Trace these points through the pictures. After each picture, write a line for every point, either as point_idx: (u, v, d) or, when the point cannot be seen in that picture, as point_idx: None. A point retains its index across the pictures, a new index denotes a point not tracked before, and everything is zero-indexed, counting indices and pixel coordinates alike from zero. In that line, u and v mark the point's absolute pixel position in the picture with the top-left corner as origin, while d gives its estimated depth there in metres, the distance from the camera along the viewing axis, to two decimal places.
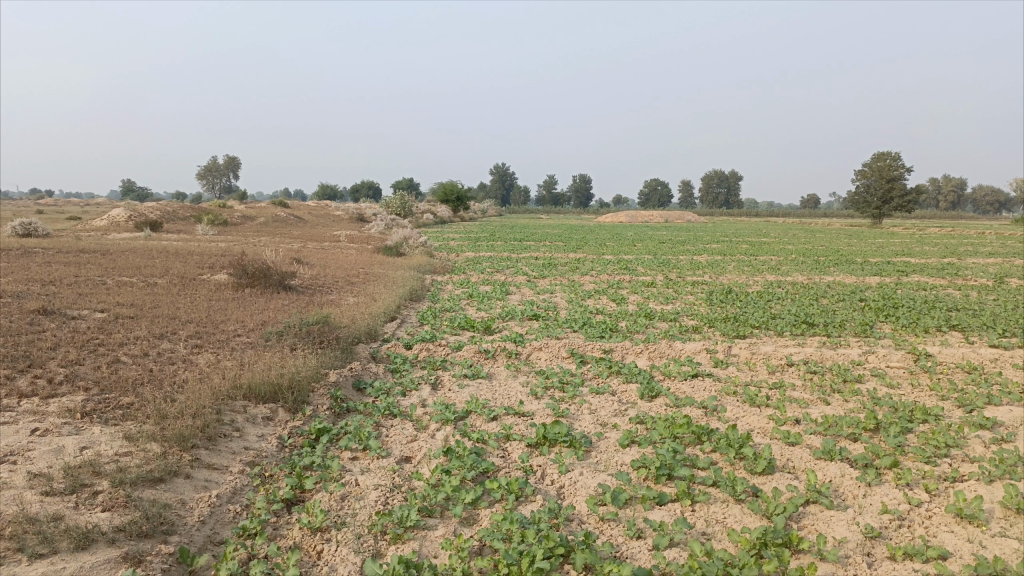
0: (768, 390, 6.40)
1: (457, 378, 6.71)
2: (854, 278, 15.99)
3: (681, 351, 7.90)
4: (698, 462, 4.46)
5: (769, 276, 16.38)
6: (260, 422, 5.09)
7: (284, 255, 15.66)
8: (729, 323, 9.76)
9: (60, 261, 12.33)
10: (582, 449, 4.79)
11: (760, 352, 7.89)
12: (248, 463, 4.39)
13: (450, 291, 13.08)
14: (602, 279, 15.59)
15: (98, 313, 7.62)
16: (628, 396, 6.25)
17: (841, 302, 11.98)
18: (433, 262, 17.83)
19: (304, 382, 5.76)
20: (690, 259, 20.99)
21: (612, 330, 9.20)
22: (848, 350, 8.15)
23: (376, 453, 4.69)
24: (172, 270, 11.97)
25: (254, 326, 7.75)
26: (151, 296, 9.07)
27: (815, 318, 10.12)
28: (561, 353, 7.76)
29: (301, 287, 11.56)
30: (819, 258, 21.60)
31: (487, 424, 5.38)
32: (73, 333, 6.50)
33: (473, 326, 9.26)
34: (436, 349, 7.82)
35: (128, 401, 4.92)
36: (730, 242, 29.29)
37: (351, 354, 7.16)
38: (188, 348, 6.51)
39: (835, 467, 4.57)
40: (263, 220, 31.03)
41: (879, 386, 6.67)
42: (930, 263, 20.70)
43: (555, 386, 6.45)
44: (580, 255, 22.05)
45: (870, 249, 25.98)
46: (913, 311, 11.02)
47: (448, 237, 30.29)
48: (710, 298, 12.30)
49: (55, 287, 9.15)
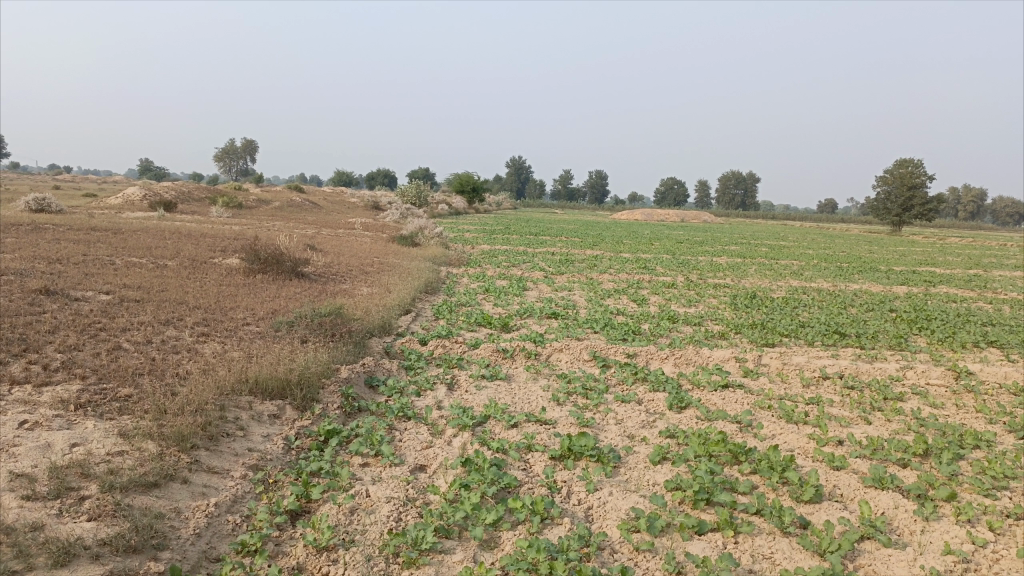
0: (805, 406, 6.03)
1: (474, 380, 6.36)
2: (880, 287, 15.56)
3: (709, 358, 7.53)
4: (738, 486, 4.11)
5: (793, 281, 15.95)
6: (265, 421, 4.76)
7: (298, 241, 15.40)
8: (757, 330, 9.36)
9: (71, 239, 12.07)
10: (610, 465, 4.43)
11: (793, 362, 7.51)
12: (251, 467, 4.06)
13: (465, 285, 12.74)
14: (621, 278, 15.21)
15: (103, 295, 7.33)
16: (655, 406, 5.88)
17: (870, 312, 11.55)
18: (450, 254, 17.49)
19: (314, 379, 5.42)
20: (710, 260, 20.54)
21: (635, 333, 8.81)
22: (885, 365, 7.75)
23: (389, 461, 4.36)
24: (184, 252, 11.70)
25: (263, 315, 7.42)
26: (160, 279, 8.77)
27: (847, 328, 9.70)
28: (582, 355, 7.39)
29: (314, 275, 11.26)
30: (840, 265, 21.10)
31: (506, 432, 5.03)
32: (75, 316, 6.19)
33: (490, 323, 8.91)
34: (453, 346, 7.47)
35: (126, 393, 4.60)
36: (748, 244, 28.79)
37: (364, 349, 6.81)
38: (193, 337, 6.18)
39: (886, 496, 4.22)
40: (278, 205, 30.81)
41: (922, 406, 6.28)
42: (956, 274, 20.14)
43: (579, 392, 6.09)
44: (596, 252, 21.67)
45: (892, 257, 25.38)
46: (947, 325, 10.56)
47: (464, 228, 29.92)
48: (733, 302, 11.90)
49: (61, 266, 8.86)
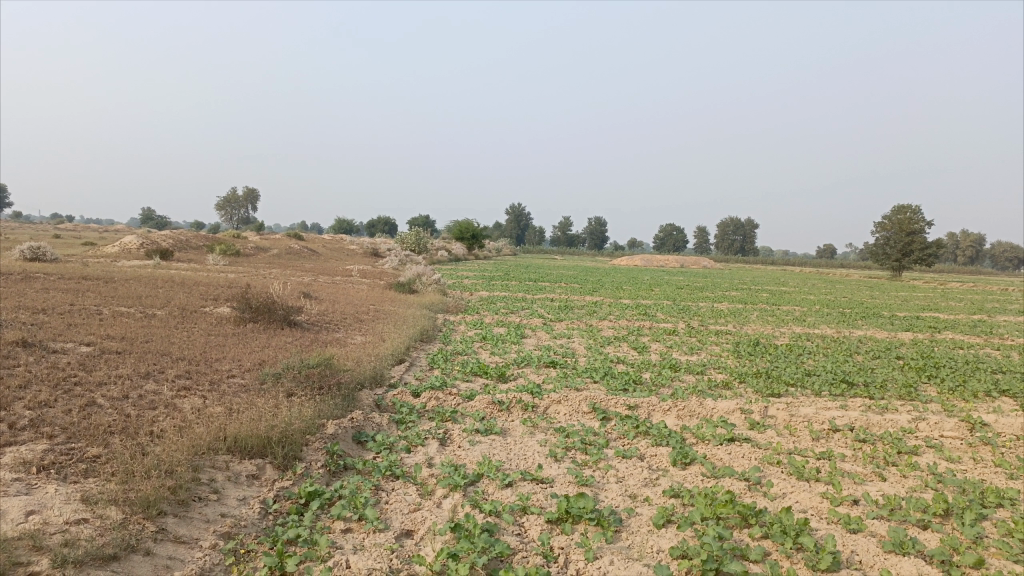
0: (816, 462, 5.73)
1: (467, 434, 6.06)
2: (884, 333, 15.29)
3: (713, 410, 7.23)
4: (749, 553, 3.81)
5: (796, 327, 15.68)
6: (243, 482, 4.47)
7: (293, 289, 15.18)
8: (761, 380, 9.07)
9: (60, 288, 11.83)
10: (610, 529, 4.13)
11: (800, 414, 7.21)
12: (223, 535, 3.76)
13: (462, 333, 12.47)
14: (621, 325, 14.95)
15: (83, 347, 7.06)
16: (658, 462, 5.58)
17: (877, 360, 11.27)
18: (447, 301, 17.25)
19: (296, 436, 5.13)
20: (711, 307, 20.30)
21: (635, 383, 8.52)
22: (896, 417, 7.45)
23: (374, 526, 4.05)
24: (174, 301, 11.46)
25: (250, 367, 7.15)
26: (146, 329, 8.52)
27: (854, 377, 9.41)
28: (581, 408, 7.08)
29: (307, 324, 11.01)
30: (843, 310, 20.87)
31: (500, 492, 4.72)
32: (49, 369, 5.92)
33: (486, 374, 8.62)
34: (446, 398, 7.18)
35: (95, 454, 4.33)
36: (748, 290, 28.56)
37: (353, 402, 6.53)
38: (173, 391, 5.91)
39: (909, 563, 3.92)
40: (276, 252, 30.69)
41: (938, 461, 5.98)
42: (960, 319, 19.86)
43: (577, 447, 5.79)
44: (596, 298, 21.47)
45: (894, 302, 25.18)
46: (957, 373, 10.28)
47: (463, 275, 29.77)
48: (736, 350, 11.62)
49: (45, 316, 8.60)
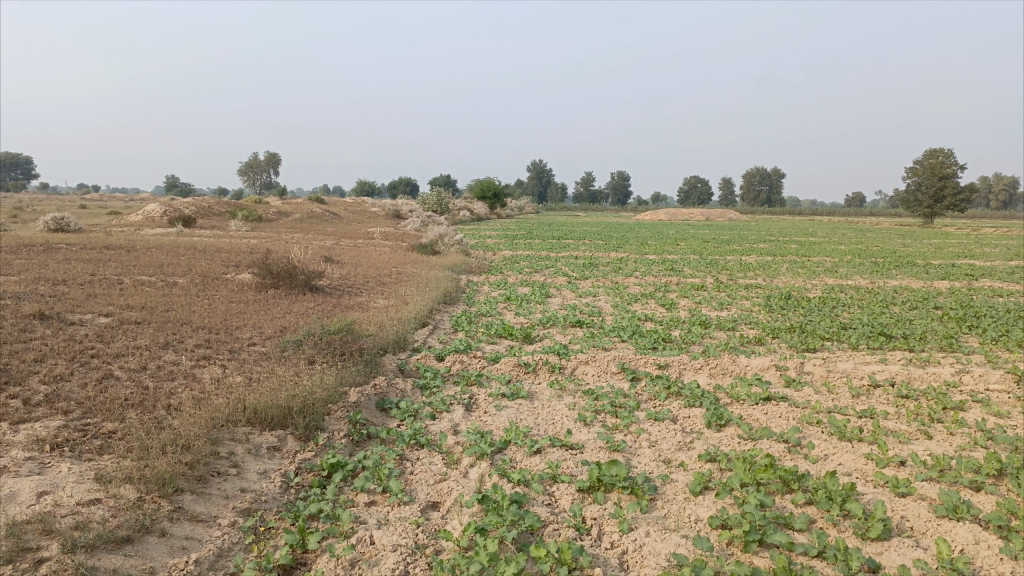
0: (857, 421, 5.50)
1: (493, 399, 5.89)
2: (920, 283, 14.87)
3: (747, 368, 6.98)
4: (794, 522, 3.60)
5: (828, 279, 15.30)
6: (263, 455, 4.33)
7: (315, 254, 15.05)
8: (795, 335, 8.79)
9: (82, 258, 11.77)
10: (646, 498, 3.93)
11: (838, 370, 6.96)
12: (243, 512, 3.63)
13: (486, 293, 12.27)
14: (648, 281, 14.67)
15: (102, 318, 6.94)
16: (692, 424, 5.37)
17: (914, 311, 10.92)
18: (470, 261, 17.04)
19: (318, 405, 4.97)
20: (739, 260, 19.92)
21: (665, 341, 8.28)
22: (939, 370, 7.17)
23: (398, 498, 3.90)
24: (195, 269, 11.35)
25: (270, 334, 7.00)
26: (165, 298, 8.41)
27: (892, 329, 9.10)
28: (610, 368, 6.88)
29: (329, 289, 10.87)
30: (875, 260, 20.38)
31: (529, 460, 4.54)
32: (67, 342, 5.81)
33: (512, 335, 8.42)
34: (471, 362, 7.00)
35: (110, 429, 4.20)
36: (776, 241, 28.01)
37: (375, 368, 6.37)
38: (192, 361, 5.77)
39: (964, 529, 3.69)
40: (298, 216, 30.63)
41: (986, 416, 5.72)
42: (997, 266, 19.27)
43: (607, 410, 5.60)
44: (621, 254, 21.15)
45: (928, 250, 24.55)
46: (999, 322, 9.91)
47: (486, 235, 29.56)
48: (768, 304, 11.32)
49: (65, 287, 8.50)
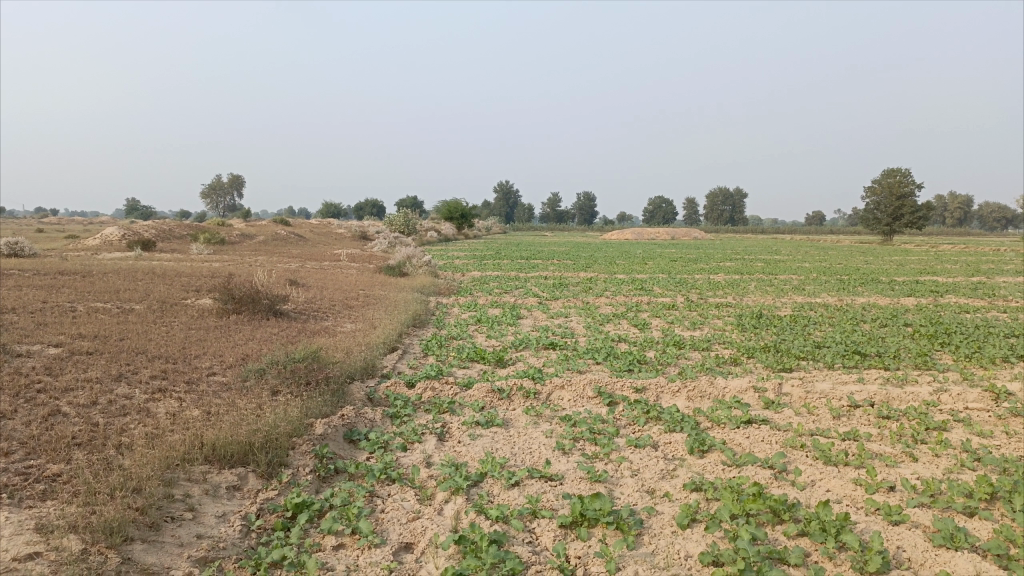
0: (842, 443, 5.36)
1: (467, 428, 5.65)
2: (887, 299, 14.95)
3: (725, 390, 6.83)
4: (789, 557, 3.42)
5: (796, 297, 15.31)
6: (222, 496, 4.04)
7: (279, 277, 14.70)
8: (770, 354, 8.68)
9: (34, 285, 11.30)
10: (632, 534, 3.72)
11: (817, 390, 6.84)
12: (199, 561, 3.34)
13: (456, 316, 12.02)
14: (618, 301, 14.55)
15: (51, 349, 6.57)
16: (674, 451, 5.19)
17: (885, 328, 10.91)
18: (439, 282, 16.79)
19: (281, 441, 4.68)
20: (708, 279, 19.92)
21: (640, 363, 8.11)
22: (917, 389, 7.08)
23: (369, 541, 3.64)
24: (154, 295, 10.95)
25: (232, 363, 6.69)
26: (121, 326, 8.04)
27: (866, 347, 9.03)
28: (586, 393, 6.67)
29: (294, 313, 10.55)
30: (841, 277, 20.54)
31: (506, 494, 4.31)
32: (12, 376, 5.45)
33: (484, 359, 8.19)
34: (443, 388, 6.75)
35: (55, 472, 3.89)
36: (741, 259, 28.24)
37: (343, 397, 6.10)
38: (147, 394, 5.46)
39: (963, 559, 3.54)
40: (262, 239, 30.11)
41: (970, 437, 5.61)
42: (959, 282, 19.52)
43: (586, 437, 5.38)
44: (590, 273, 21.07)
45: (891, 267, 24.84)
46: (969, 338, 9.91)
47: (453, 255, 29.34)
48: (740, 323, 11.23)
49: (14, 316, 8.09)
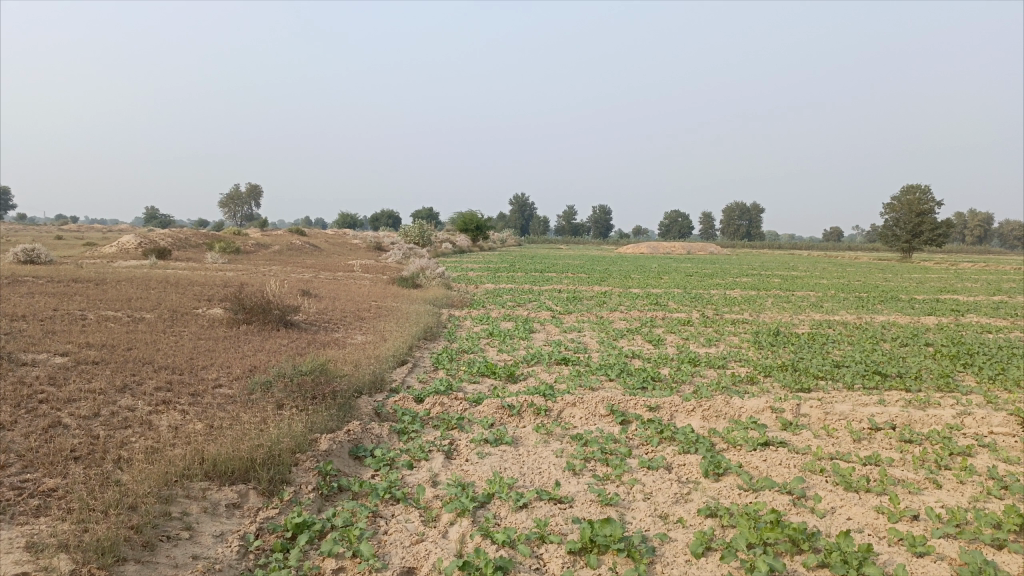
0: (863, 468, 5.18)
1: (476, 446, 5.51)
2: (907, 318, 14.69)
3: (741, 409, 6.66)
4: None
5: (814, 314, 15.08)
6: (221, 514, 3.92)
7: (292, 287, 14.64)
8: (788, 373, 8.49)
9: (47, 292, 11.29)
10: (643, 563, 3.56)
11: (836, 412, 6.64)
12: None
13: (468, 329, 11.88)
14: (633, 316, 14.39)
15: (58, 358, 6.50)
16: (688, 473, 5.03)
17: (906, 348, 10.67)
18: (452, 295, 16.69)
19: (284, 457, 4.56)
20: (724, 294, 19.69)
21: (654, 380, 7.94)
22: (940, 411, 6.87)
23: (370, 564, 3.51)
24: (165, 304, 10.89)
25: (238, 375, 6.59)
26: (130, 335, 7.97)
27: (886, 368, 8.81)
28: (598, 411, 6.52)
29: (305, 324, 10.46)
30: (860, 294, 20.26)
31: (514, 516, 4.17)
32: (15, 386, 5.37)
33: (495, 373, 8.05)
34: (452, 404, 6.62)
35: (50, 487, 3.78)
36: (758, 275, 27.97)
37: (350, 412, 5.98)
38: (151, 406, 5.36)
39: None
40: (277, 249, 30.18)
41: (996, 463, 5.41)
42: (981, 301, 19.17)
43: (597, 458, 5.23)
44: (605, 288, 20.90)
45: (911, 285, 24.49)
46: (992, 360, 9.67)
47: (467, 268, 29.28)
48: (757, 340, 11.03)
49: (24, 324, 8.05)
